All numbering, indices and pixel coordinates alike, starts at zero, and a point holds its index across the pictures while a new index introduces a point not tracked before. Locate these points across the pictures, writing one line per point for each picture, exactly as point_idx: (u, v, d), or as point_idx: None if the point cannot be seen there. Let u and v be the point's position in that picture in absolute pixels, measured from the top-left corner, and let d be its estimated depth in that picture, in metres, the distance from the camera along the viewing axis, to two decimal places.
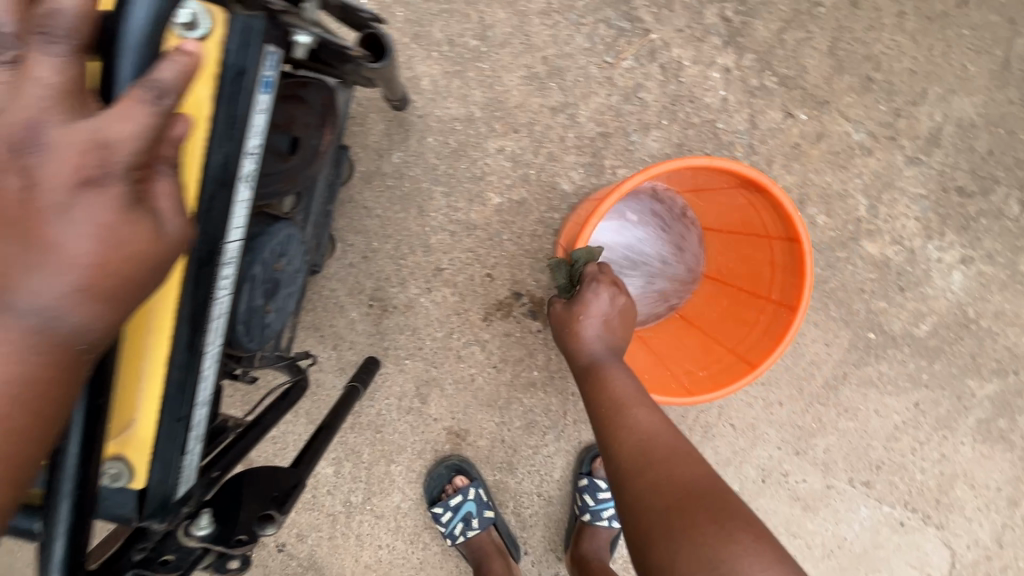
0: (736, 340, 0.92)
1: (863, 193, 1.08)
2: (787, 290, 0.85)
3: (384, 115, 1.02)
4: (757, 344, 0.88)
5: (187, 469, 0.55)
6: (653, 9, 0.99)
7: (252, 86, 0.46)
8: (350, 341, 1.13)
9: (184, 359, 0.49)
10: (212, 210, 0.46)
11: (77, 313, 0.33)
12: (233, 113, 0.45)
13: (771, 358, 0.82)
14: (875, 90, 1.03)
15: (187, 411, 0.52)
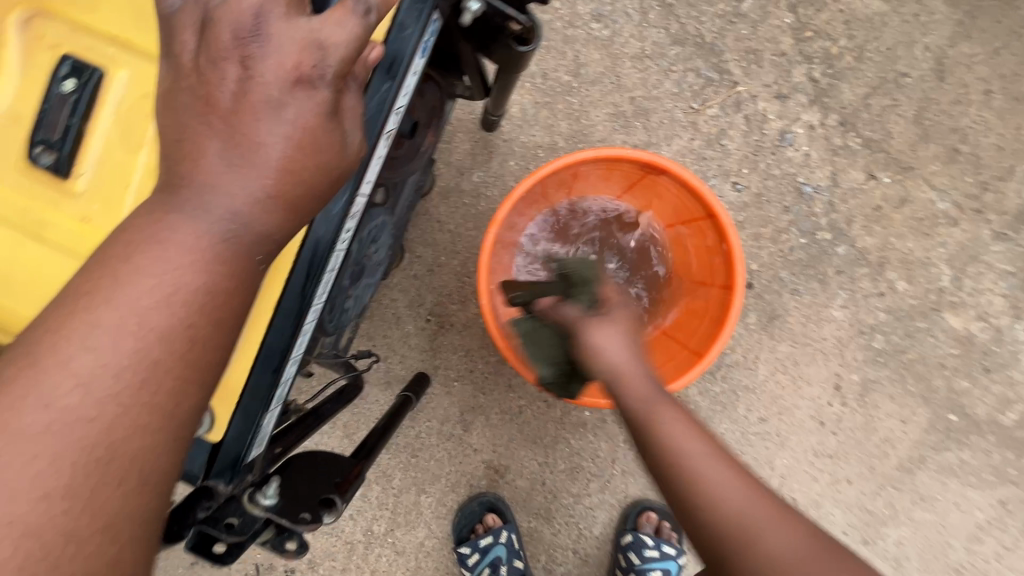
0: (689, 334, 0.88)
1: (947, 263, 1.05)
2: (718, 271, 0.84)
3: (471, 135, 1.06)
4: (705, 334, 0.85)
5: (264, 431, 0.51)
6: (742, 63, 1.02)
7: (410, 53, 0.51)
8: (401, 355, 1.10)
9: (292, 301, 0.48)
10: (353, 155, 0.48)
11: (264, 215, 0.39)
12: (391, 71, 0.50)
13: (720, 343, 0.78)
14: (962, 161, 1.03)
15: (282, 365, 0.49)
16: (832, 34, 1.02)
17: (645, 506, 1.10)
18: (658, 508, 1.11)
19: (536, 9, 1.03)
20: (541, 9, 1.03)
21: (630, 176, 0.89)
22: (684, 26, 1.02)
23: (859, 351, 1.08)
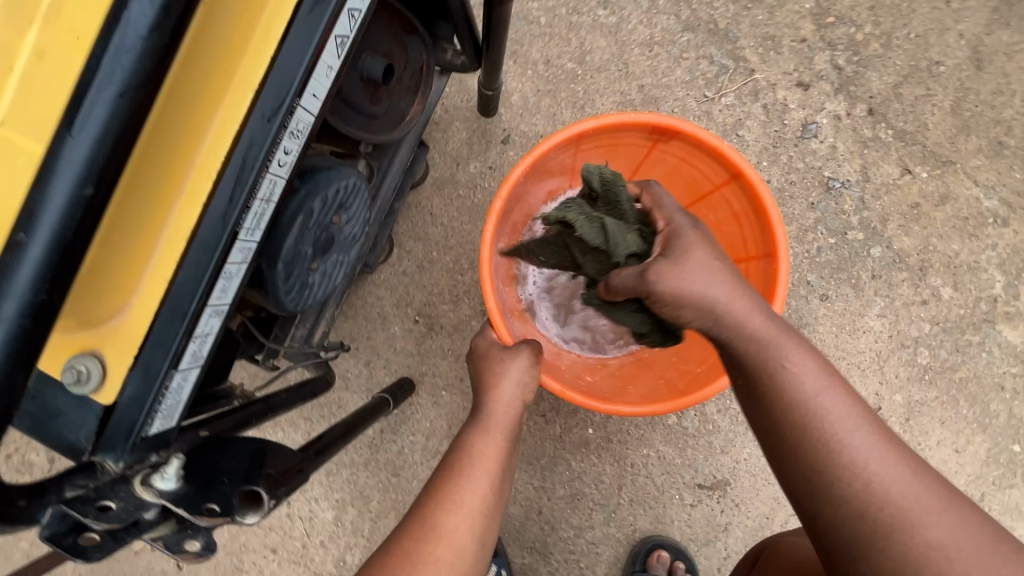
0: None
1: (999, 268, 0.93)
2: (758, 239, 0.74)
3: (469, 124, 0.99)
4: None
5: (171, 399, 0.41)
6: (759, 50, 0.96)
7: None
8: (385, 360, 1.00)
9: (214, 235, 0.39)
10: (291, 57, 0.38)
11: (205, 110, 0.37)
12: None
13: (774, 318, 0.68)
14: (1008, 155, 0.93)
15: (198, 311, 0.40)
16: (856, 21, 0.95)
17: (655, 543, 0.95)
18: (671, 547, 0.95)
19: None
20: None
21: (638, 149, 0.80)
22: (695, 12, 0.97)
23: (902, 367, 0.94)
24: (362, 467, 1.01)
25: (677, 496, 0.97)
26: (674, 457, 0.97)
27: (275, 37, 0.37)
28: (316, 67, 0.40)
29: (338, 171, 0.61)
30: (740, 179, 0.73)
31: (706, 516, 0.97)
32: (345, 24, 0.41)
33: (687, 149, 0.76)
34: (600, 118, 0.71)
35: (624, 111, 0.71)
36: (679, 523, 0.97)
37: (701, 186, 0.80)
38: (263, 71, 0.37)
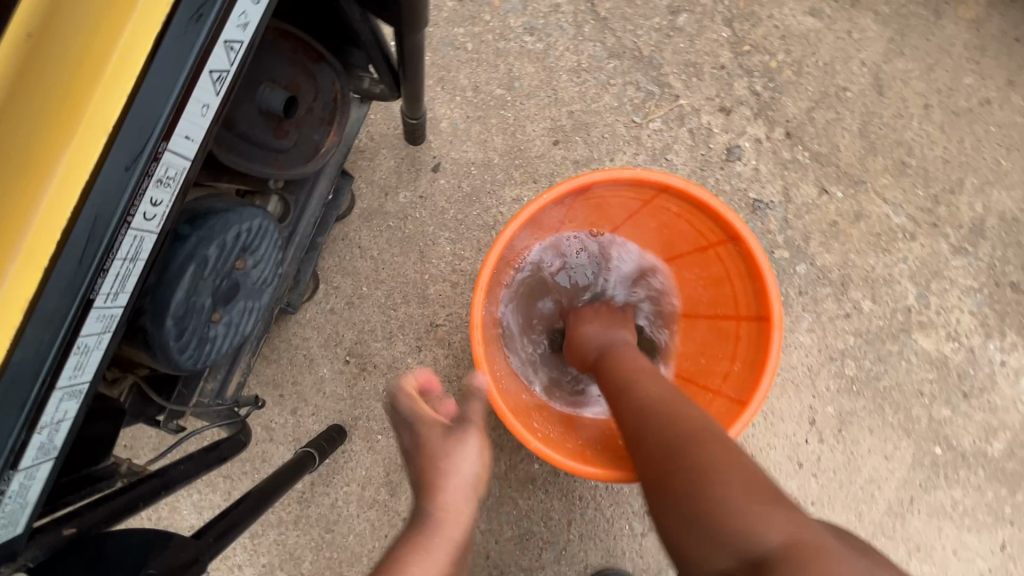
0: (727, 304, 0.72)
1: (910, 280, 0.99)
2: (713, 229, 0.68)
3: (396, 152, 0.95)
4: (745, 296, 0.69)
5: (11, 505, 0.34)
6: (682, 76, 0.98)
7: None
8: (313, 405, 0.92)
9: (62, 307, 0.32)
10: (156, 99, 0.33)
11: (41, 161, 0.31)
12: None
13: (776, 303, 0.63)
14: (911, 174, 1.00)
15: (43, 394, 0.33)
16: (769, 49, 0.99)
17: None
18: None
19: (465, 21, 0.97)
20: (470, 21, 0.97)
21: (561, 209, 0.71)
22: (619, 39, 0.98)
23: (831, 380, 0.97)
24: (292, 525, 0.92)
25: (627, 526, 0.95)
26: (621, 486, 0.95)
27: (134, 76, 0.32)
28: (187, 108, 0.35)
29: (240, 211, 0.54)
30: (671, 192, 0.66)
31: (656, 544, 0.95)
32: (221, 58, 0.36)
33: (607, 191, 0.68)
34: (550, 192, 0.63)
35: (537, 197, 0.63)
36: (630, 555, 0.95)
37: (633, 206, 0.73)
38: (119, 114, 0.32)
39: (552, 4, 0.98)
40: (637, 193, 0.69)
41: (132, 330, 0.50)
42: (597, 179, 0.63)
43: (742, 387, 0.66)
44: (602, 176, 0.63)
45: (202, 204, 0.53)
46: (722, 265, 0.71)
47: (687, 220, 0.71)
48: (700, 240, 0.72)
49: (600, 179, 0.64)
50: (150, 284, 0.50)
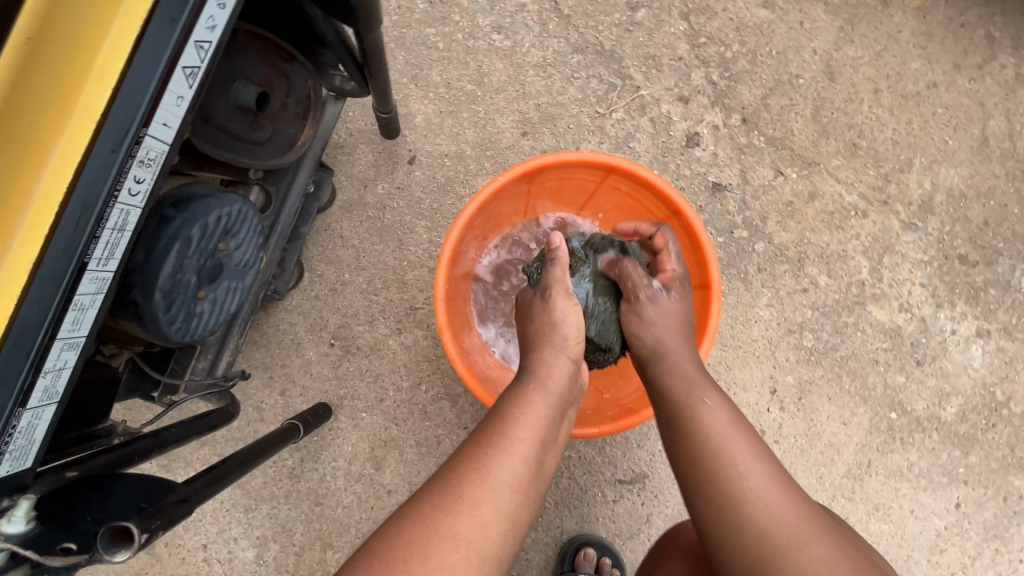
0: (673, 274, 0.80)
1: (864, 255, 1.04)
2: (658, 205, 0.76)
3: (374, 146, 1.01)
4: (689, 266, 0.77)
5: (21, 440, 0.40)
6: (642, 68, 1.04)
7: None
8: (301, 386, 0.98)
9: (60, 268, 0.38)
10: (137, 90, 0.39)
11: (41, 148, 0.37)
12: None
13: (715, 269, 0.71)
14: (862, 155, 1.05)
15: (47, 342, 0.39)
16: (724, 40, 1.05)
17: (582, 542, 0.98)
18: (597, 544, 0.98)
19: (436, 22, 1.03)
20: (441, 21, 1.03)
21: (521, 190, 0.78)
22: (582, 34, 1.04)
23: (791, 351, 1.03)
24: (284, 499, 0.98)
25: (600, 493, 1.00)
26: (594, 456, 1.01)
27: (117, 72, 0.38)
28: (164, 97, 0.41)
29: (221, 197, 0.60)
30: (619, 171, 0.74)
31: (628, 510, 1.00)
32: (192, 56, 0.42)
33: (561, 171, 0.76)
34: (507, 173, 0.70)
35: (498, 177, 0.69)
36: (604, 520, 1.00)
37: (586, 187, 0.80)
38: (105, 104, 0.38)
39: (517, 3, 1.04)
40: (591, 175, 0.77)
41: (125, 303, 0.56)
42: (551, 160, 0.71)
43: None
44: (555, 158, 0.71)
45: (183, 192, 0.59)
46: (668, 238, 0.78)
47: (635, 198, 0.78)
48: (648, 217, 0.80)
49: (554, 161, 0.71)
50: (139, 262, 0.56)
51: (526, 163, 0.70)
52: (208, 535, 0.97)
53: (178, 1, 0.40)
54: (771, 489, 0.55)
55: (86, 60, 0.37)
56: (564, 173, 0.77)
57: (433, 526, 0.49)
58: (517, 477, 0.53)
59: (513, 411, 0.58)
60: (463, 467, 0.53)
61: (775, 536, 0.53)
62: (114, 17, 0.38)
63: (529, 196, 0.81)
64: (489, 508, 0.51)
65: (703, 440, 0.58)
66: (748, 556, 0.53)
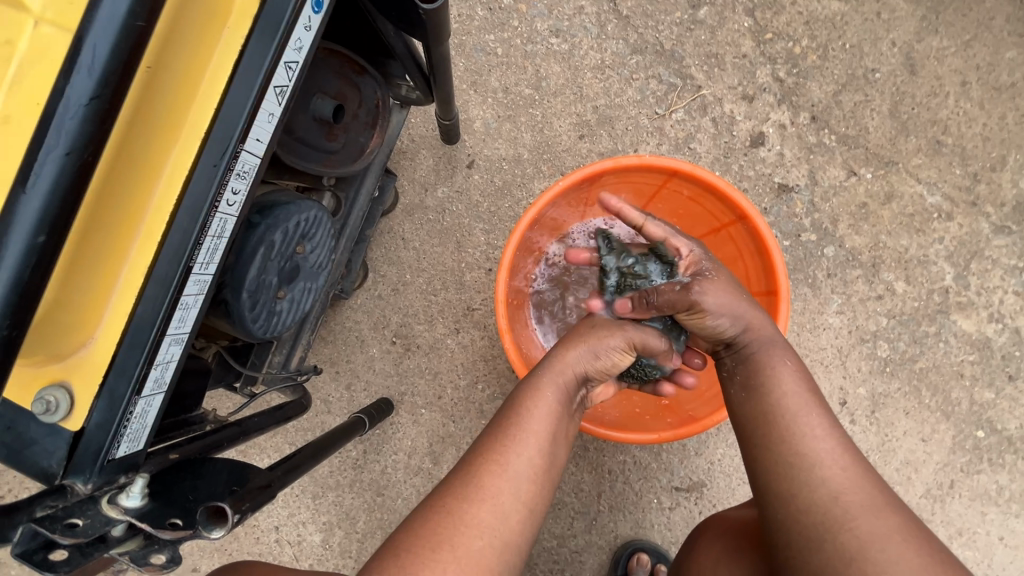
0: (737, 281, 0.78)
1: (948, 260, 0.97)
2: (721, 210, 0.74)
3: (434, 151, 1.04)
4: (754, 272, 0.75)
5: (136, 425, 0.44)
6: (704, 67, 1.01)
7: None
8: (365, 382, 1.03)
9: (170, 272, 0.42)
10: (236, 110, 0.43)
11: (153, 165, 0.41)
12: (279, 14, 0.43)
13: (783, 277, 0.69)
14: (947, 153, 0.98)
15: (158, 338, 0.43)
16: (793, 35, 1.01)
17: (636, 547, 0.97)
18: (651, 551, 0.97)
19: (495, 29, 1.05)
20: (500, 28, 1.05)
21: (579, 195, 0.78)
22: (642, 35, 1.03)
23: (863, 361, 0.97)
24: (348, 488, 1.03)
25: (656, 500, 0.99)
26: (649, 461, 1.00)
27: (220, 95, 0.42)
28: (258, 116, 0.45)
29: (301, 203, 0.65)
30: (681, 176, 0.72)
31: (684, 518, 0.99)
32: (282, 76, 0.46)
33: (620, 176, 0.75)
34: (566, 179, 0.70)
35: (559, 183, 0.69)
36: (659, 528, 0.99)
37: (645, 191, 0.79)
38: (209, 123, 0.42)
39: (576, 6, 1.04)
40: (651, 178, 0.76)
41: (216, 302, 0.61)
42: (610, 166, 0.70)
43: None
44: (614, 163, 0.70)
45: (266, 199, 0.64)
46: (732, 243, 0.77)
47: (697, 202, 0.77)
48: (711, 221, 0.78)
49: (612, 167, 0.71)
50: (228, 264, 0.61)
51: (584, 169, 0.70)
52: (280, 518, 1.03)
53: (271, 25, 0.43)
54: (845, 458, 0.55)
55: (193, 83, 0.41)
56: (622, 177, 0.76)
57: (457, 514, 0.51)
58: (529, 467, 0.56)
59: (524, 403, 0.61)
60: (482, 460, 0.55)
61: (847, 499, 0.51)
62: (220, 37, 0.42)
63: (587, 200, 0.81)
64: (505, 498, 0.53)
65: (775, 403, 0.60)
66: (819, 515, 0.51)
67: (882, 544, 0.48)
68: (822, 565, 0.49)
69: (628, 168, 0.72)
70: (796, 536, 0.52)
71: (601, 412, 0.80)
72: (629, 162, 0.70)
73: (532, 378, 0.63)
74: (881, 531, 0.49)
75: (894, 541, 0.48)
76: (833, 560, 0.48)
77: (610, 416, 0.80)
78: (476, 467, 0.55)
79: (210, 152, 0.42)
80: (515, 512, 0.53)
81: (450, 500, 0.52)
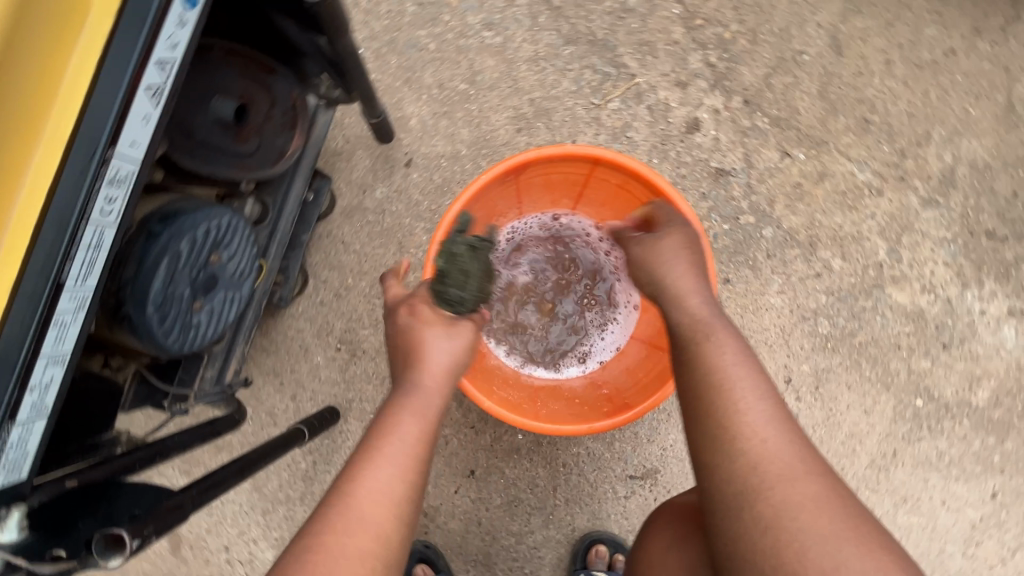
0: None
1: (880, 236, 0.99)
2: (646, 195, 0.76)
3: (371, 151, 1.02)
4: None
5: (15, 452, 0.41)
6: (637, 55, 1.01)
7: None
8: (311, 391, 1.00)
9: (39, 289, 0.40)
10: (103, 113, 0.40)
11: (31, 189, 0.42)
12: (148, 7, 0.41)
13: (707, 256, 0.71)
14: (875, 131, 1.00)
15: (30, 360, 0.40)
16: (722, 20, 1.02)
17: (594, 539, 0.97)
18: (609, 541, 0.97)
19: (426, 23, 1.03)
20: (432, 22, 1.03)
21: (508, 188, 0.78)
22: (574, 25, 1.02)
23: (806, 339, 0.99)
24: (299, 500, 1.00)
25: (611, 490, 0.99)
26: (603, 452, 0.99)
27: (84, 96, 0.39)
28: (130, 120, 0.42)
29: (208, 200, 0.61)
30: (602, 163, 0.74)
31: (640, 506, 0.99)
32: (155, 75, 0.44)
33: (545, 166, 0.76)
34: (488, 171, 0.70)
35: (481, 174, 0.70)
36: (616, 517, 0.99)
37: (574, 181, 0.81)
38: (73, 128, 0.39)
39: None
40: (577, 167, 0.77)
41: (122, 318, 0.58)
42: (532, 156, 0.70)
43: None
44: (536, 154, 0.71)
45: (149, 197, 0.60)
46: None
47: (623, 189, 0.78)
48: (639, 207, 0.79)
49: (534, 157, 0.71)
50: (128, 277, 0.58)
51: (506, 160, 0.70)
52: (230, 537, 1.00)
53: (137, 18, 0.41)
54: (765, 430, 0.57)
55: (52, 83, 0.38)
56: (547, 169, 0.76)
57: (332, 552, 0.51)
58: (412, 486, 0.57)
59: (399, 427, 0.60)
60: (352, 488, 0.55)
61: (763, 470, 0.55)
62: (81, 31, 0.39)
63: (518, 192, 0.81)
64: (386, 525, 0.54)
65: (712, 380, 0.61)
66: (737, 484, 0.55)
67: (795, 511, 0.52)
68: (732, 528, 0.54)
69: (551, 159, 0.73)
70: (722, 509, 0.56)
71: (538, 406, 0.80)
72: (550, 152, 0.71)
73: (403, 400, 0.63)
74: (788, 498, 0.53)
75: (803, 505, 0.52)
76: (750, 528, 0.53)
77: (548, 409, 0.80)
78: (348, 501, 0.54)
79: (76, 159, 0.40)
80: (394, 531, 0.55)
81: (326, 537, 0.52)
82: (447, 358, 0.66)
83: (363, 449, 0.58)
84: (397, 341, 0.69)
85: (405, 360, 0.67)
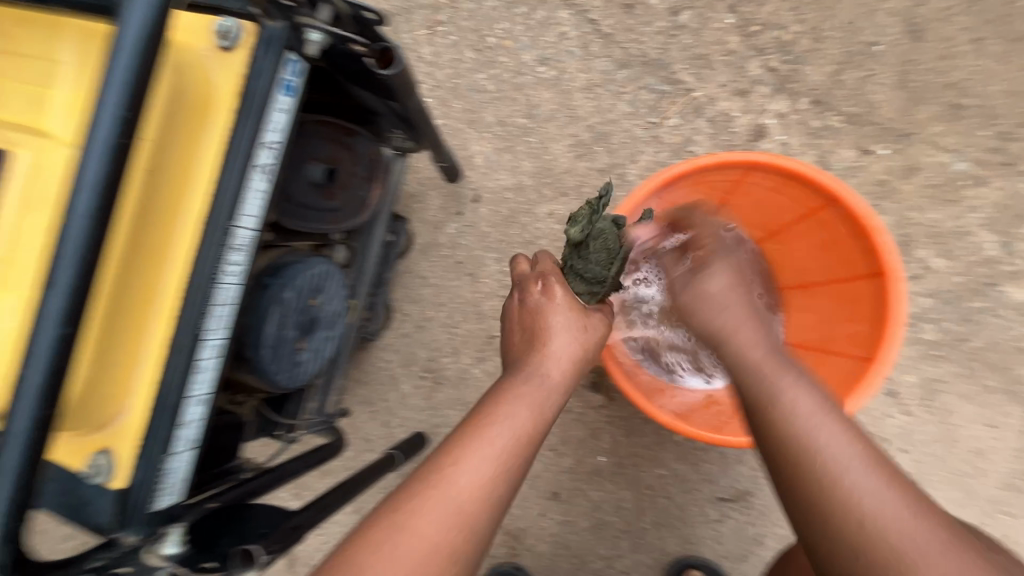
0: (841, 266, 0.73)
1: (987, 229, 0.91)
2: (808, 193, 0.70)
3: (441, 191, 1.09)
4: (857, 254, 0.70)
5: (171, 477, 0.50)
6: (693, 70, 1.01)
7: (270, 84, 0.50)
8: (401, 418, 1.07)
9: (184, 338, 0.48)
10: (224, 192, 0.48)
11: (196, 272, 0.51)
12: (255, 101, 0.49)
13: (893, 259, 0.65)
14: (969, 116, 0.93)
15: (179, 400, 0.48)
16: (781, 23, 0.99)
17: (687, 564, 0.95)
18: (703, 567, 0.95)
19: (484, 66, 1.09)
20: (489, 65, 1.09)
21: (654, 207, 0.76)
22: (626, 50, 1.04)
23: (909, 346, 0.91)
24: None
25: (701, 513, 0.96)
26: (690, 473, 0.97)
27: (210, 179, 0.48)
28: (246, 194, 0.50)
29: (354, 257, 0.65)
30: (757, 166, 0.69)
31: (733, 530, 0.96)
32: (265, 155, 0.51)
33: (694, 179, 0.73)
34: (638, 187, 0.68)
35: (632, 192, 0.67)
36: (708, 541, 0.96)
37: (716, 189, 0.77)
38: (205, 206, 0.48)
39: (558, 33, 1.07)
40: (727, 176, 0.72)
41: (243, 360, 0.68)
42: (683, 169, 0.68)
43: (867, 345, 0.68)
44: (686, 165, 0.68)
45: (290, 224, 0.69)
46: (826, 225, 0.72)
47: (779, 189, 0.73)
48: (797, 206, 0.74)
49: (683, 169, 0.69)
50: (249, 324, 0.68)
51: (655, 176, 0.68)
52: None
53: (249, 107, 0.49)
54: (902, 487, 0.51)
55: (190, 172, 0.48)
56: (691, 181, 0.73)
57: (405, 522, 0.50)
58: (524, 453, 0.56)
59: (513, 411, 0.58)
60: (437, 471, 0.53)
61: (887, 521, 0.49)
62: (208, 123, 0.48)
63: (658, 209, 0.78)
64: (484, 518, 0.52)
65: (774, 420, 0.57)
66: (865, 555, 0.49)
67: None
68: None
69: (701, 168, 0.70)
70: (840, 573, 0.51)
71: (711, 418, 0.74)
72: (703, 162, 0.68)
73: (528, 372, 0.62)
74: (911, 564, 0.47)
75: None
76: None
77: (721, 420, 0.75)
78: (427, 483, 0.53)
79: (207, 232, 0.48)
80: (481, 509, 0.52)
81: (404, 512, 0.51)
82: (571, 352, 0.65)
83: (453, 436, 0.56)
84: (524, 322, 0.67)
85: (528, 338, 0.65)
